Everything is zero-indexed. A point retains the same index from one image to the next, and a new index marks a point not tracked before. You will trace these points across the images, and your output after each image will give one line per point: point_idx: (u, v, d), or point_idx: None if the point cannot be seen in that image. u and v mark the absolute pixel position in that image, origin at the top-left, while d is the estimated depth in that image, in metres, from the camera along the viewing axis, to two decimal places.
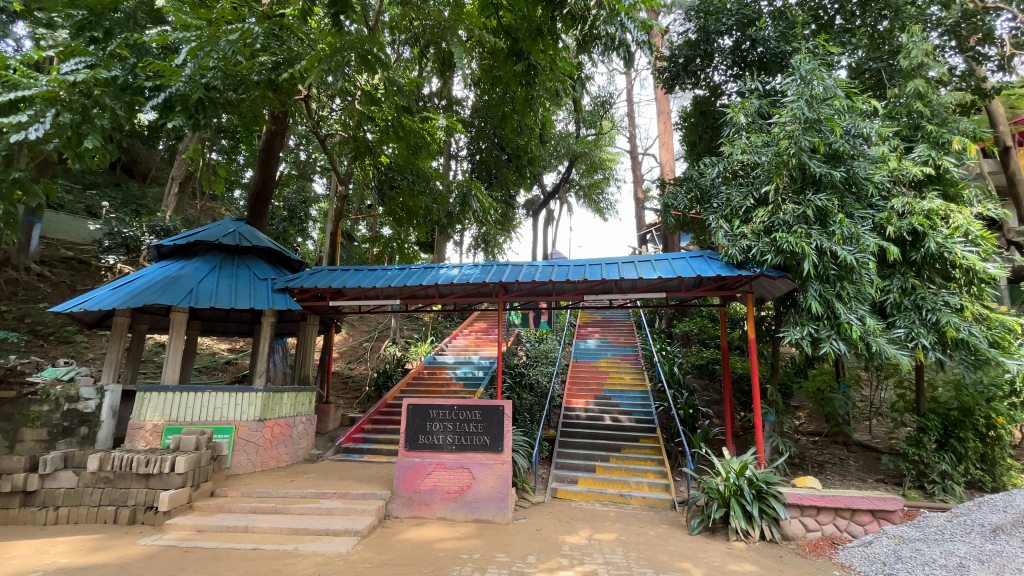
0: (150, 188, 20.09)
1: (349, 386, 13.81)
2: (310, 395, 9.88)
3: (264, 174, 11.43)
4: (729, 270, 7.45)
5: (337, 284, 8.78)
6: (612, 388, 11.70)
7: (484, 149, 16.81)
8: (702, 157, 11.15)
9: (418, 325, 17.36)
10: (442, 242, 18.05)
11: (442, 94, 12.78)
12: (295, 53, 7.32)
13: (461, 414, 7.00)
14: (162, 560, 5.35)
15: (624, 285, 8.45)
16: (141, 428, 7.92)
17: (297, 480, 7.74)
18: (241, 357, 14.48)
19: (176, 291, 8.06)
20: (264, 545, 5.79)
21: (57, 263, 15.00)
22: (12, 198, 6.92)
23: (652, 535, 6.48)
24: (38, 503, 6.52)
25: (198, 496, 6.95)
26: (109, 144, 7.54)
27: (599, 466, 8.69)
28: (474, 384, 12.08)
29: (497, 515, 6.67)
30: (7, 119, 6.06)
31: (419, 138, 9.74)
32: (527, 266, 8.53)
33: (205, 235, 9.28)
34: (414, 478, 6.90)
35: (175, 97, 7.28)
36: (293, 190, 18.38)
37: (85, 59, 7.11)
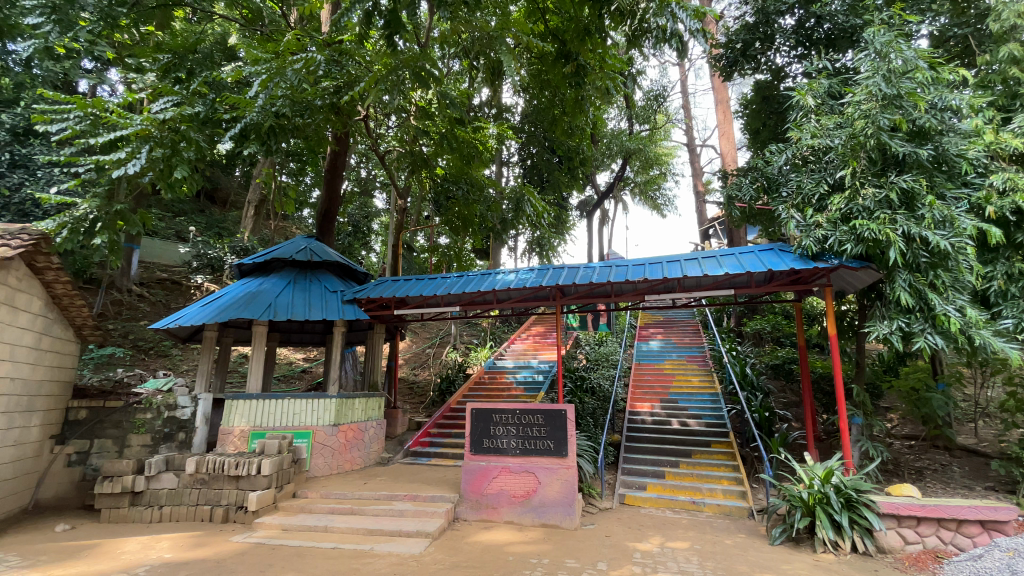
0: (229, 212, 21.85)
1: (414, 392, 14.22)
2: (379, 401, 10.28)
3: (329, 192, 12.03)
4: (803, 262, 6.98)
5: (400, 294, 9.12)
6: (679, 391, 11.29)
7: (535, 154, 16.97)
8: (767, 145, 10.56)
9: (477, 331, 17.60)
10: (497, 249, 18.24)
11: (492, 103, 13.00)
12: (353, 76, 7.84)
13: (524, 417, 7.03)
14: (253, 556, 5.73)
15: (687, 282, 8.13)
16: (231, 433, 8.54)
17: (370, 482, 8.06)
18: (315, 365, 15.33)
19: (257, 305, 8.68)
20: (343, 544, 6.06)
21: (154, 284, 16.42)
22: (114, 228, 7.73)
23: (729, 544, 6.16)
24: (144, 502, 7.18)
25: (282, 497, 7.41)
26: (195, 174, 8.25)
27: (669, 472, 8.38)
28: (535, 388, 12.06)
29: (565, 520, 6.61)
30: (110, 157, 6.82)
31: (472, 148, 9.95)
32: (584, 268, 8.40)
33: (280, 252, 9.90)
34: (480, 481, 6.98)
35: (250, 126, 7.79)
36: (356, 207, 19.42)
37: (172, 98, 7.72)
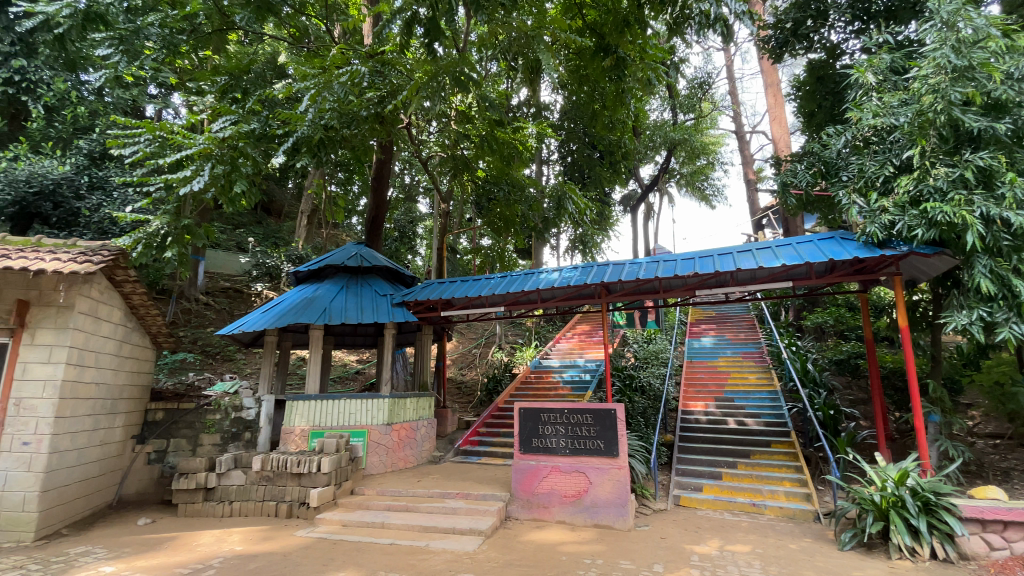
0: (284, 222, 22.99)
1: (462, 391, 14.44)
2: (429, 400, 10.51)
3: (376, 199, 12.41)
4: (868, 251, 6.58)
5: (447, 295, 9.27)
6: (734, 389, 10.89)
7: (575, 150, 16.85)
8: (825, 128, 9.99)
9: (522, 331, 17.69)
10: (540, 248, 18.22)
11: (531, 102, 13.04)
12: (396, 85, 8.04)
13: (573, 417, 6.98)
14: (316, 550, 5.99)
15: (741, 275, 7.82)
16: (292, 433, 8.96)
17: (424, 480, 8.25)
18: (367, 367, 15.88)
19: (312, 310, 9.07)
20: (400, 541, 6.23)
21: (218, 293, 17.45)
22: (182, 241, 8.30)
23: (794, 549, 5.87)
24: (216, 498, 7.65)
25: (341, 493, 7.73)
26: (252, 188, 8.72)
27: (727, 473, 8.09)
28: (582, 387, 11.97)
29: (618, 521, 6.52)
30: (177, 176, 7.32)
31: (513, 149, 9.95)
32: (630, 264, 8.23)
33: (333, 259, 10.29)
34: (531, 481, 6.99)
35: (301, 139, 8.24)
36: (401, 212, 20.01)
37: (230, 116, 8.17)
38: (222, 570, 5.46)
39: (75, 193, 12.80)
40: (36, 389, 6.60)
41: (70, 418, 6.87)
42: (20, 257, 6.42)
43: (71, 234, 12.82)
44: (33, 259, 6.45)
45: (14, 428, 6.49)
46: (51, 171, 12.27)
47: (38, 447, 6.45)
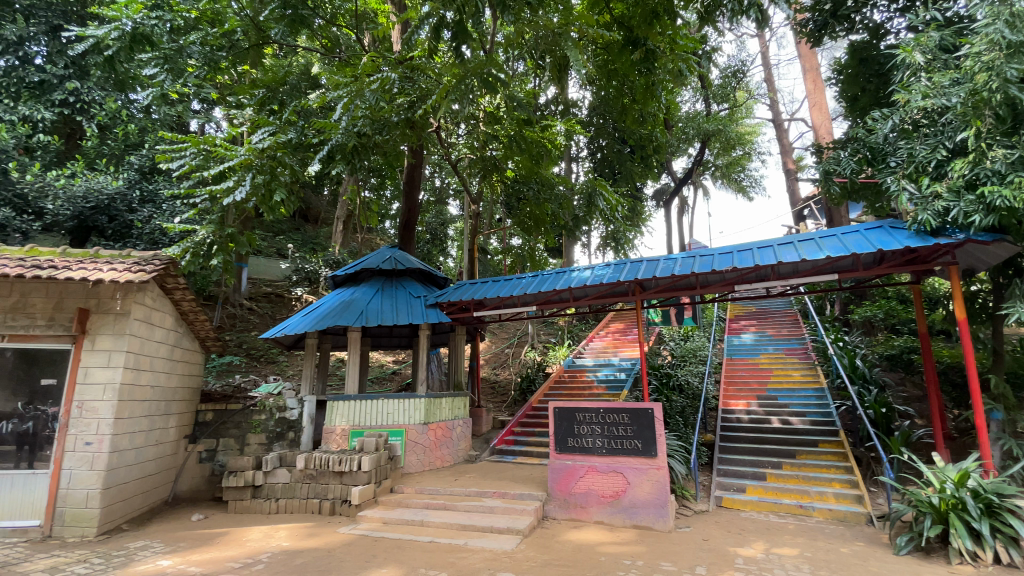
0: (321, 229, 23.74)
1: (496, 391, 14.51)
2: (464, 400, 10.61)
3: (408, 203, 12.62)
4: (920, 240, 6.26)
5: (479, 296, 9.33)
6: (778, 387, 10.52)
7: (605, 146, 16.68)
8: (869, 112, 9.54)
9: (554, 330, 17.64)
10: (571, 246, 18.11)
11: (559, 100, 13.02)
12: (425, 89, 8.17)
13: (609, 417, 6.91)
14: (358, 547, 6.14)
15: (782, 269, 7.55)
16: (333, 432, 9.22)
17: (461, 479, 8.34)
18: (403, 367, 16.19)
19: (350, 313, 9.32)
20: (439, 539, 6.32)
21: (260, 298, 18.13)
22: (227, 249, 8.67)
23: (846, 553, 5.62)
24: (263, 495, 7.95)
25: (381, 491, 7.91)
26: (291, 196, 9.04)
27: (771, 474, 7.82)
28: (618, 386, 11.83)
29: (658, 522, 6.41)
30: (221, 187, 7.65)
31: (541, 148, 9.94)
32: (664, 260, 8.06)
33: (368, 262, 10.54)
34: (568, 481, 6.96)
35: (336, 147, 8.50)
36: (433, 215, 20.34)
37: (269, 128, 8.51)
38: (270, 565, 5.67)
39: (128, 206, 13.48)
40: (97, 392, 7.01)
41: (128, 419, 7.29)
42: (80, 268, 6.82)
43: (125, 246, 13.54)
44: (92, 269, 6.84)
45: (77, 429, 6.91)
46: (106, 186, 13.11)
47: (99, 446, 6.86)
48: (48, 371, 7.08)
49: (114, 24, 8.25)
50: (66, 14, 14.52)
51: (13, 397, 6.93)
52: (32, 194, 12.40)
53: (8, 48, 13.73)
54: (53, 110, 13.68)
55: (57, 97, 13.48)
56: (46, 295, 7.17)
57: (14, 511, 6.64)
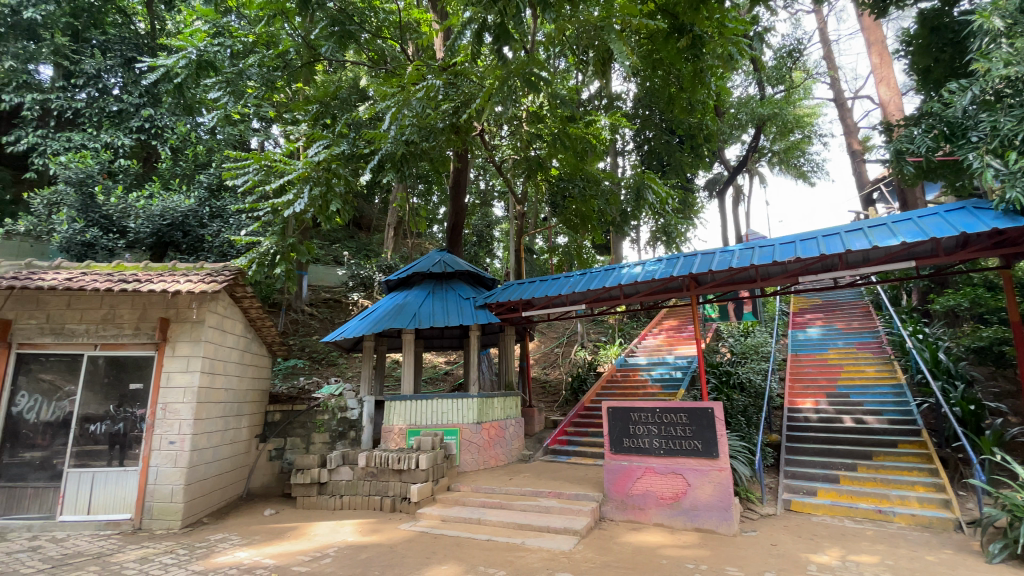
0: (373, 235, 24.63)
1: (547, 390, 14.47)
2: (516, 399, 10.66)
3: (455, 207, 12.85)
4: (1011, 220, 5.67)
5: (528, 296, 9.33)
6: (849, 384, 9.87)
7: (652, 138, 16.29)
8: (944, 85, 8.83)
9: (605, 328, 17.38)
10: (619, 242, 17.78)
11: (603, 95, 12.82)
12: (469, 94, 8.23)
13: (666, 416, 6.72)
14: (419, 543, 6.32)
15: (851, 257, 7.06)
16: (392, 431, 9.52)
17: (516, 478, 8.38)
18: (455, 368, 16.49)
19: (404, 316, 9.60)
20: (497, 537, 6.39)
21: (320, 304, 19.03)
22: (289, 258, 9.19)
23: (932, 561, 5.19)
24: (328, 492, 8.33)
25: (438, 489, 8.09)
26: (345, 206, 9.44)
27: (845, 476, 7.34)
28: (674, 385, 11.51)
29: (721, 526, 6.17)
30: (281, 200, 8.10)
31: (586, 144, 9.80)
32: (720, 252, 7.74)
33: (419, 267, 10.84)
34: (625, 481, 6.83)
35: (386, 156, 8.88)
36: (479, 217, 20.60)
37: (323, 141, 8.91)
38: (337, 558, 5.93)
39: (199, 222, 14.50)
40: (178, 394, 7.59)
41: (206, 420, 7.84)
42: (161, 280, 7.39)
43: (197, 258, 14.63)
44: (171, 281, 7.40)
45: (162, 429, 7.50)
46: (179, 205, 14.09)
47: (182, 445, 7.43)
48: (135, 375, 7.72)
49: (182, 53, 9.00)
50: (138, 47, 16.04)
51: (105, 400, 7.55)
52: (116, 215, 13.51)
53: (88, 82, 15.35)
54: (131, 136, 15.04)
55: (134, 125, 14.93)
56: (131, 306, 7.78)
57: (110, 505, 7.27)
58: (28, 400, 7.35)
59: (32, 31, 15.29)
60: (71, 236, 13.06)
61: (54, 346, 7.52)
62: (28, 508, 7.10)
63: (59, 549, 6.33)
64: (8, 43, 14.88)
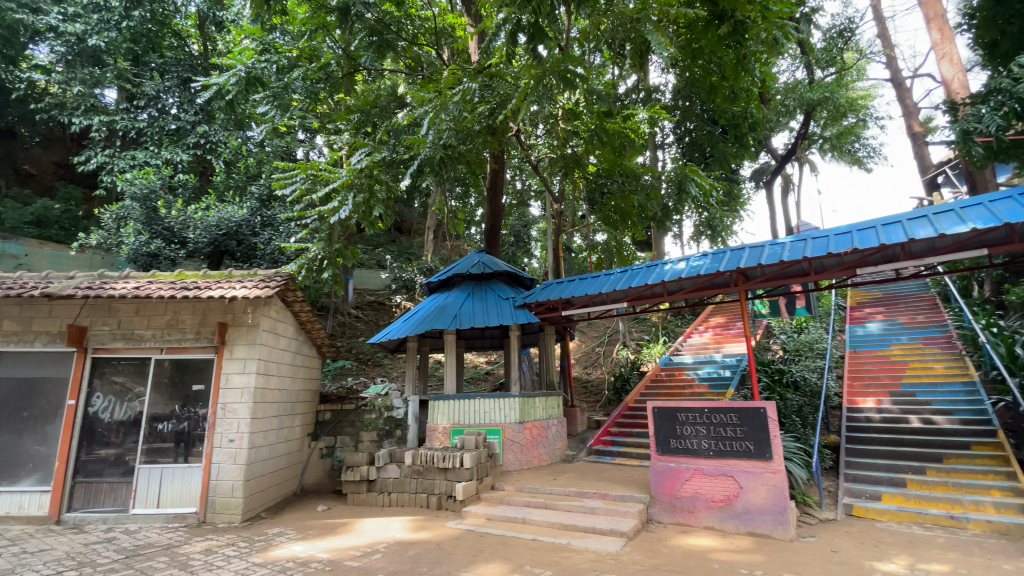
0: (413, 239, 25.19)
1: (589, 390, 14.32)
2: (558, 399, 10.61)
3: (493, 208, 12.94)
4: None
5: (567, 295, 9.25)
6: (915, 382, 9.24)
7: (692, 129, 15.87)
8: (1016, 57, 8.19)
9: (648, 326, 17.04)
10: (661, 237, 17.38)
11: (641, 89, 12.59)
12: (505, 95, 8.26)
13: (714, 417, 6.51)
14: (465, 541, 6.39)
15: (916, 246, 6.59)
16: (436, 430, 9.69)
17: (560, 478, 8.33)
18: (496, 367, 16.60)
19: (445, 317, 9.74)
20: (542, 537, 6.37)
21: (365, 306, 19.63)
22: (335, 263, 9.54)
23: (1014, 572, 4.78)
24: (377, 489, 8.55)
25: (483, 488, 8.17)
26: (387, 210, 9.69)
27: (913, 480, 6.87)
28: (722, 384, 11.13)
29: (777, 531, 5.92)
30: (327, 208, 8.42)
31: (624, 138, 9.64)
32: (769, 246, 7.41)
33: (458, 268, 10.97)
34: (672, 483, 6.66)
35: (425, 161, 9.07)
36: (516, 217, 20.69)
37: (365, 149, 9.16)
38: (387, 554, 6.09)
39: (252, 231, 15.21)
40: (236, 395, 8.01)
41: (262, 419, 8.24)
42: (219, 286, 7.81)
43: (252, 266, 15.27)
44: (228, 288, 7.79)
45: (223, 427, 7.93)
46: (233, 215, 14.85)
47: (241, 443, 7.83)
48: (197, 377, 8.18)
49: (232, 71, 9.43)
50: (193, 68, 17.05)
51: (171, 400, 8.05)
52: (177, 226, 14.42)
53: (148, 102, 16.43)
54: (188, 152, 16.00)
55: (191, 141, 15.88)
56: (192, 312, 8.25)
57: (176, 499, 7.74)
58: (103, 400, 7.94)
59: (96, 58, 16.45)
60: (137, 247, 14.08)
61: (126, 350, 8.08)
62: (103, 502, 7.65)
63: (132, 540, 6.79)
64: (77, 70, 16.09)
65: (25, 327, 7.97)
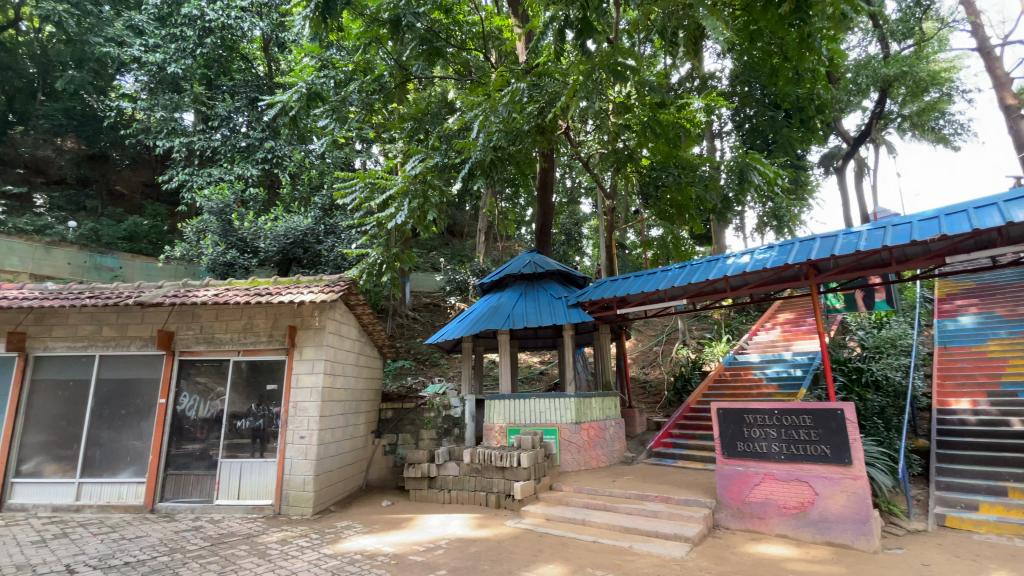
0: (466, 241, 25.64)
1: (648, 390, 13.94)
2: (615, 400, 10.40)
3: (543, 207, 12.89)
4: None
5: (622, 293, 9.06)
6: (1018, 381, 8.31)
7: (753, 116, 15.09)
8: None
9: (708, 324, 16.39)
10: (720, 230, 16.67)
11: (696, 77, 12.13)
12: (554, 93, 8.17)
13: (786, 419, 6.15)
14: (525, 541, 6.40)
15: (1016, 230, 5.93)
16: (492, 429, 9.82)
17: (619, 480, 8.16)
18: (550, 367, 16.55)
19: (499, 317, 9.83)
20: (603, 539, 6.27)
21: (421, 308, 20.18)
22: (393, 267, 9.93)
23: None
24: (437, 486, 8.76)
25: (541, 488, 8.16)
26: (441, 213, 9.89)
27: (1018, 490, 6.17)
28: (793, 385, 10.49)
29: (858, 541, 5.51)
30: (384, 214, 8.80)
31: (679, 129, 9.32)
32: (843, 235, 6.92)
33: (511, 269, 11.03)
34: (740, 488, 6.34)
35: (476, 163, 9.21)
36: (566, 216, 20.58)
37: (419, 155, 9.41)
38: (449, 550, 6.21)
39: (317, 238, 16.02)
40: (306, 394, 8.45)
41: (329, 417, 8.65)
42: (289, 291, 8.27)
43: (317, 271, 16.04)
44: (297, 293, 8.23)
45: (294, 425, 8.39)
46: (299, 224, 15.71)
47: (310, 439, 8.26)
48: (270, 377, 8.72)
49: (294, 88, 9.81)
50: (259, 87, 18.22)
51: (248, 399, 8.62)
52: (250, 237, 15.44)
53: (221, 123, 17.70)
54: (257, 167, 17.11)
55: (260, 156, 16.96)
56: (265, 315, 8.81)
57: (254, 492, 8.28)
58: (189, 399, 8.64)
59: (175, 84, 17.87)
60: (215, 257, 15.30)
61: (208, 353, 8.74)
62: (191, 493, 8.32)
63: (217, 529, 7.33)
64: (159, 97, 17.55)
65: (122, 333, 8.75)
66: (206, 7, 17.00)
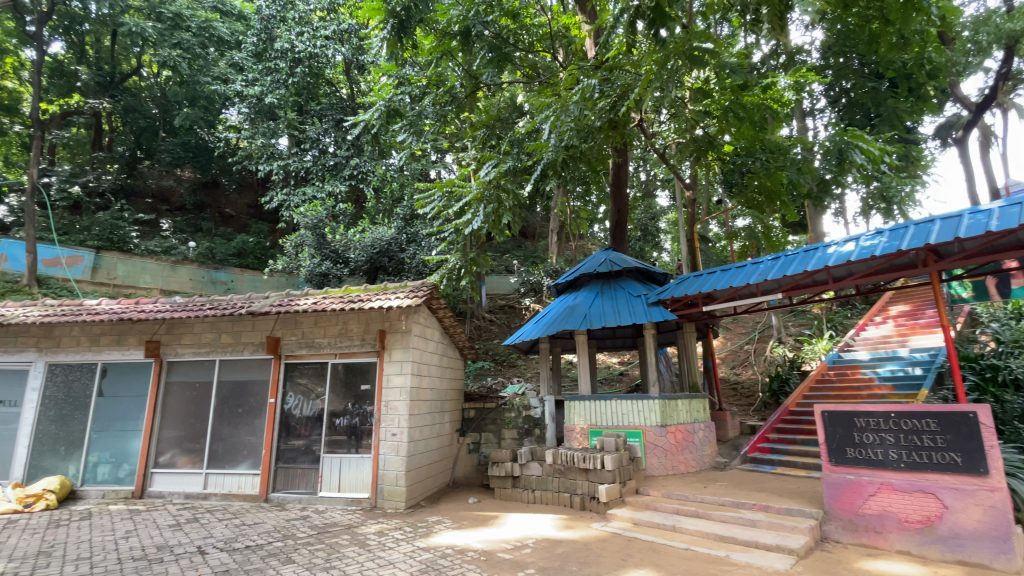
0: (539, 242, 25.79)
1: (739, 392, 13.12)
2: (704, 402, 9.90)
3: (618, 204, 12.61)
4: None
5: (708, 288, 8.63)
6: None
7: (851, 88, 13.87)
8: None
9: (806, 320, 15.15)
10: (815, 217, 15.39)
11: (781, 54, 11.28)
12: (626, 85, 7.89)
13: (905, 422, 5.52)
14: (613, 544, 6.30)
15: None
16: (574, 430, 9.80)
17: (710, 486, 7.78)
18: (631, 368, 16.14)
19: (576, 317, 9.76)
20: (696, 547, 6.01)
21: (498, 310, 20.54)
22: (472, 270, 10.28)
23: None
24: (521, 485, 8.87)
25: (627, 491, 7.98)
26: (516, 216, 10.06)
27: None
28: (911, 385, 9.40)
29: (1000, 561, 4.83)
30: (461, 221, 9.25)
31: (765, 111, 8.73)
32: (968, 215, 6.09)
33: (585, 268, 10.90)
34: (851, 498, 5.78)
35: (548, 164, 9.27)
36: (641, 211, 20.00)
37: (492, 161, 9.59)
38: (537, 550, 6.26)
39: (400, 247, 16.90)
40: (396, 394, 8.92)
41: (417, 416, 9.08)
42: (378, 297, 8.81)
43: (401, 278, 16.87)
44: (386, 299, 8.74)
45: (386, 423, 8.88)
46: (384, 235, 16.65)
47: (401, 437, 8.71)
48: (363, 378, 9.31)
49: (375, 107, 10.48)
50: (343, 109, 19.64)
51: (344, 399, 9.26)
52: (341, 248, 16.63)
53: (311, 144, 19.25)
54: (345, 183, 18.45)
55: (347, 173, 18.25)
56: (357, 321, 9.43)
57: (353, 486, 8.88)
58: (294, 399, 9.47)
59: (271, 112, 19.65)
60: (312, 269, 16.64)
61: (308, 356, 9.52)
62: (298, 485, 9.10)
63: (322, 519, 7.96)
64: (258, 126, 19.33)
65: (237, 339, 9.79)
66: (296, 40, 18.61)
